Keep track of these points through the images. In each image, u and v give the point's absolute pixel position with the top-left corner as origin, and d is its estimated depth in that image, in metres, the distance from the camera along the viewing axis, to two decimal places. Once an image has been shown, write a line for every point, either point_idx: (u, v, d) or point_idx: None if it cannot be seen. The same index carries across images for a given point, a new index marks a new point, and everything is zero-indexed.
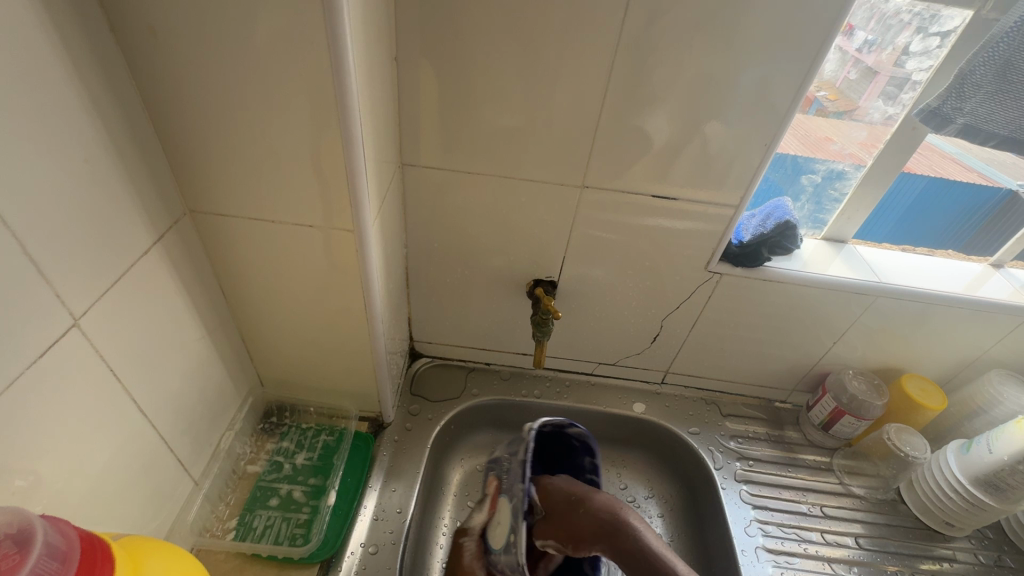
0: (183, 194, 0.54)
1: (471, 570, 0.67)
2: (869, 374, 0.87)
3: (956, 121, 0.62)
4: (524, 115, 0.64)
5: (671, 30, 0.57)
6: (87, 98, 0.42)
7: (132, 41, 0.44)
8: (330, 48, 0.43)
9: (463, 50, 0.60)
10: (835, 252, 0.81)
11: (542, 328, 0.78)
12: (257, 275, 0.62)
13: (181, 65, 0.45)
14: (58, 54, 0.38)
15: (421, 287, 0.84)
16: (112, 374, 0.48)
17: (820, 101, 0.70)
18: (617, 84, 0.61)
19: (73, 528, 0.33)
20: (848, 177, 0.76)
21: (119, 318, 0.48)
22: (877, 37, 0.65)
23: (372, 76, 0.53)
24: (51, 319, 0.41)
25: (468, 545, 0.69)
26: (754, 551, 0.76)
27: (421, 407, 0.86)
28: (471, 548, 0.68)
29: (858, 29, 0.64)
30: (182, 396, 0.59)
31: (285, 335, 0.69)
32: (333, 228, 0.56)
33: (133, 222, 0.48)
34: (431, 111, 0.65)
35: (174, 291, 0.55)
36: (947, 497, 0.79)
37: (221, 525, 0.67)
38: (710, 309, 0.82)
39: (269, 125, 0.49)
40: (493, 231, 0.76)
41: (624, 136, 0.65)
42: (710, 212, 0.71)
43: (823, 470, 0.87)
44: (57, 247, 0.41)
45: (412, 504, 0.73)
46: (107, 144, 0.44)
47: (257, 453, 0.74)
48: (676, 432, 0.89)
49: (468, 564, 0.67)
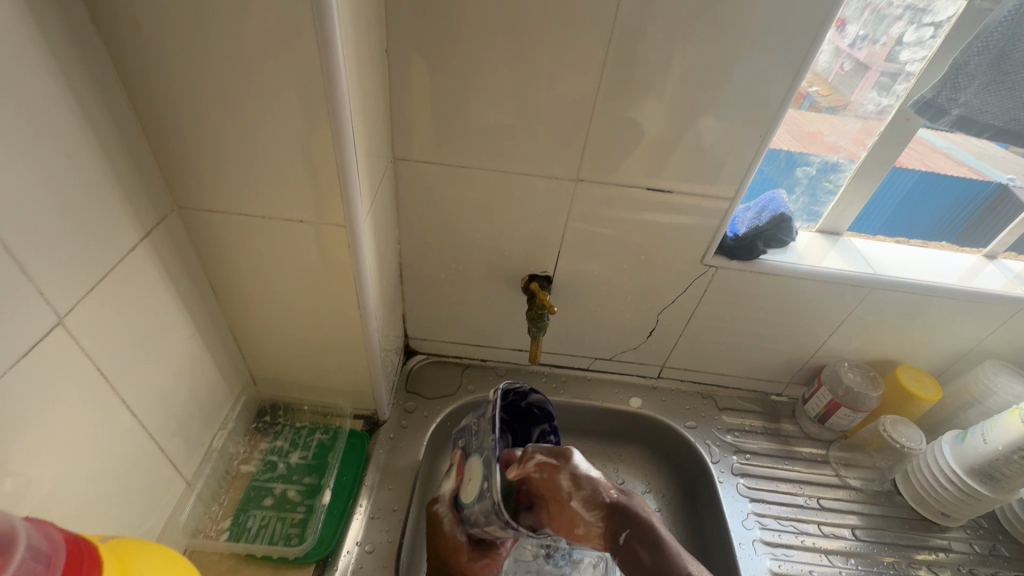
0: (171, 190, 0.53)
1: (453, 536, 0.66)
2: (864, 366, 0.87)
3: (950, 112, 0.62)
4: (518, 108, 0.63)
5: (667, 20, 0.56)
6: (68, 91, 0.40)
7: (116, 33, 0.43)
8: (319, 40, 0.43)
9: (456, 42, 0.59)
10: (830, 245, 0.81)
11: (537, 324, 0.78)
12: (248, 272, 0.61)
13: (166, 58, 0.44)
14: (38, 45, 0.37)
15: (415, 284, 0.83)
16: (100, 374, 0.47)
17: (812, 97, 0.70)
18: (611, 77, 0.60)
19: (59, 530, 0.33)
20: (842, 170, 0.76)
21: (107, 316, 0.47)
22: (867, 31, 0.65)
23: (362, 69, 0.52)
24: (35, 318, 0.40)
25: (443, 513, 0.68)
26: (751, 544, 0.76)
27: (416, 405, 0.85)
28: (447, 515, 0.67)
29: (849, 24, 0.64)
30: (172, 396, 0.58)
31: (278, 334, 0.68)
32: (324, 224, 0.55)
33: (119, 219, 0.47)
34: (423, 105, 0.64)
35: (162, 290, 0.54)
36: (942, 487, 0.80)
37: (215, 526, 0.66)
38: (706, 303, 0.82)
39: (257, 119, 0.48)
40: (487, 226, 0.75)
41: (618, 129, 0.64)
42: (705, 206, 0.71)
43: (819, 462, 0.87)
44: (40, 244, 0.40)
45: (408, 503, 0.72)
46: (90, 139, 0.43)
47: (251, 453, 0.74)
48: (673, 426, 0.89)
49: (450, 531, 0.66)
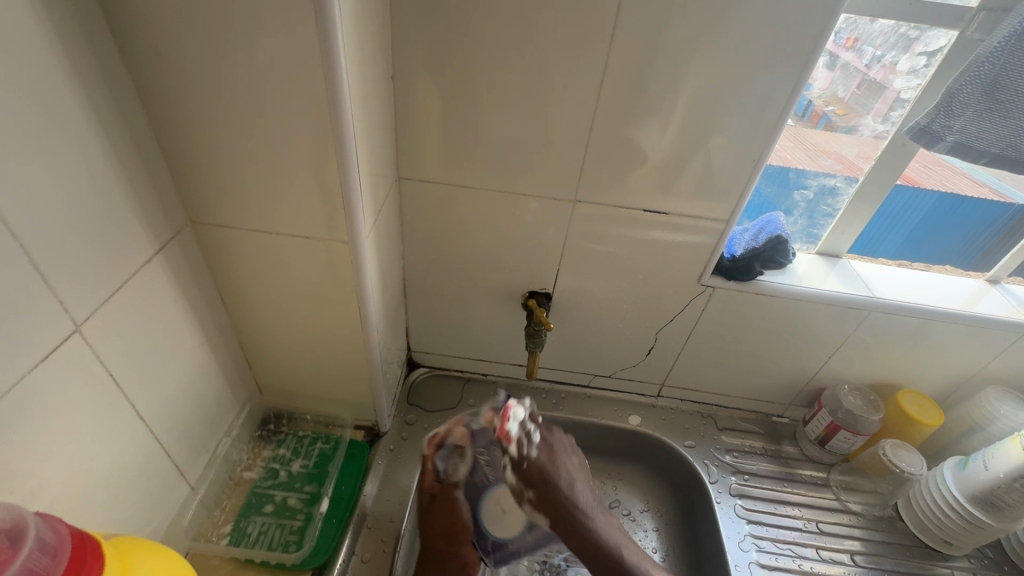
0: (186, 206, 0.56)
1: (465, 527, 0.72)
2: (865, 390, 0.87)
3: (945, 139, 0.62)
4: (519, 130, 0.66)
5: (662, 48, 0.58)
6: (92, 115, 0.44)
7: (139, 60, 0.46)
8: (326, 71, 0.46)
9: (459, 67, 0.62)
10: (829, 267, 0.81)
11: (535, 339, 0.79)
12: (256, 284, 0.63)
13: (187, 84, 0.47)
14: (68, 74, 0.41)
15: (419, 298, 0.85)
16: (114, 380, 0.50)
17: (827, 116, 0.71)
18: (608, 102, 0.63)
19: (66, 525, 0.35)
20: (840, 193, 0.77)
21: (120, 324, 0.49)
22: (883, 53, 0.66)
23: (368, 95, 0.55)
24: (55, 325, 0.43)
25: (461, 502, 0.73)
26: (747, 566, 0.76)
27: (417, 417, 0.87)
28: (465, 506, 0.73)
29: (865, 46, 0.66)
30: (180, 405, 0.60)
31: (283, 345, 0.71)
32: (331, 241, 0.58)
33: (136, 233, 0.50)
34: (429, 127, 0.67)
35: (174, 300, 0.57)
36: (944, 514, 0.79)
37: (216, 531, 0.68)
38: (704, 322, 0.83)
39: (265, 141, 0.51)
40: (488, 244, 0.77)
41: (617, 151, 0.67)
42: (702, 226, 0.72)
43: (819, 485, 0.87)
44: (63, 257, 0.43)
45: (402, 529, 0.72)
46: (112, 159, 0.46)
47: (254, 460, 0.75)
48: (671, 444, 0.89)
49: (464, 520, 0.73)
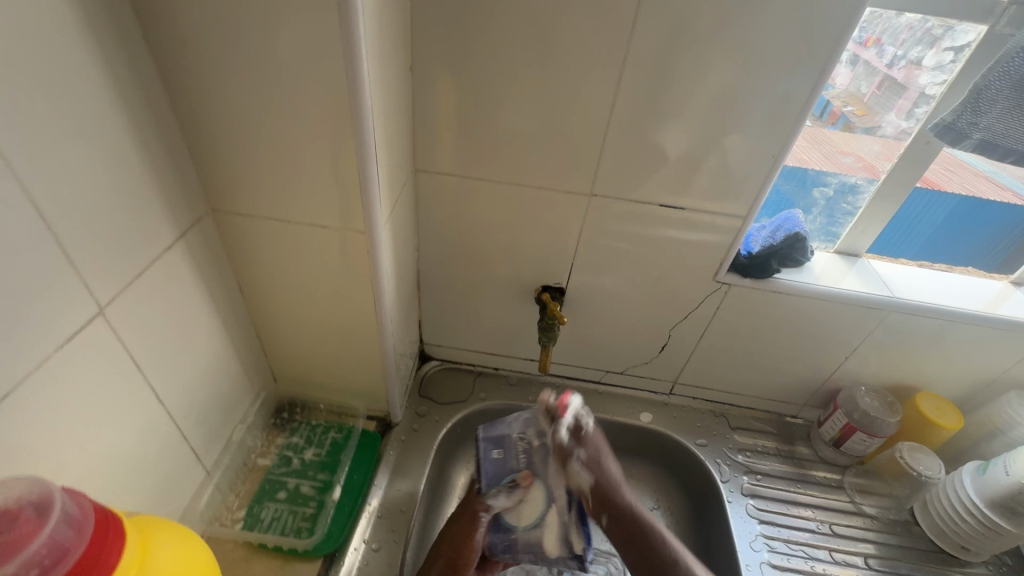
0: (206, 194, 0.57)
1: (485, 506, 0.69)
2: (882, 392, 0.86)
3: (971, 136, 0.61)
4: (537, 121, 0.65)
5: (683, 38, 0.58)
6: (117, 99, 0.44)
7: (163, 47, 0.47)
8: (347, 58, 0.46)
9: (478, 58, 0.62)
10: (847, 266, 0.80)
11: (547, 333, 0.79)
12: (272, 272, 0.64)
13: (209, 71, 0.48)
14: (94, 58, 0.41)
15: (432, 290, 0.86)
16: (134, 363, 0.51)
17: (846, 117, 0.72)
18: (627, 95, 0.62)
19: (90, 500, 0.35)
20: (861, 191, 0.75)
21: (140, 308, 0.50)
22: (905, 51, 0.65)
23: (387, 84, 0.55)
24: (77, 307, 0.44)
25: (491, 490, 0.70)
26: (758, 566, 0.75)
27: (429, 409, 0.88)
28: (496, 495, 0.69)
29: (886, 45, 0.65)
30: (197, 389, 0.61)
31: (298, 334, 0.71)
32: (346, 230, 0.58)
33: (157, 219, 0.51)
34: (446, 118, 0.67)
35: (193, 286, 0.58)
36: (961, 519, 0.77)
37: (230, 516, 0.69)
38: (719, 319, 0.82)
39: (285, 129, 0.51)
40: (502, 237, 0.77)
41: (634, 145, 0.66)
42: (719, 222, 0.71)
43: (834, 487, 0.85)
44: (87, 240, 0.43)
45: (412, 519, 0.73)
46: (135, 144, 0.47)
47: (268, 447, 0.76)
48: (683, 441, 0.89)
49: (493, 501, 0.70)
